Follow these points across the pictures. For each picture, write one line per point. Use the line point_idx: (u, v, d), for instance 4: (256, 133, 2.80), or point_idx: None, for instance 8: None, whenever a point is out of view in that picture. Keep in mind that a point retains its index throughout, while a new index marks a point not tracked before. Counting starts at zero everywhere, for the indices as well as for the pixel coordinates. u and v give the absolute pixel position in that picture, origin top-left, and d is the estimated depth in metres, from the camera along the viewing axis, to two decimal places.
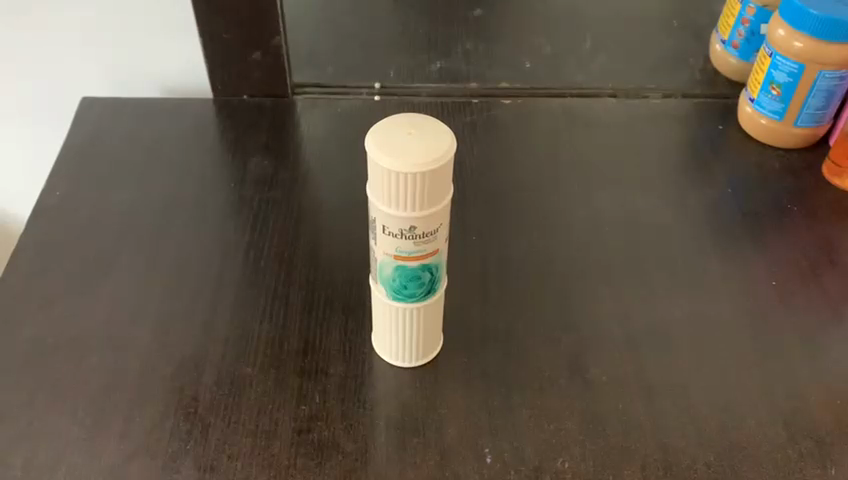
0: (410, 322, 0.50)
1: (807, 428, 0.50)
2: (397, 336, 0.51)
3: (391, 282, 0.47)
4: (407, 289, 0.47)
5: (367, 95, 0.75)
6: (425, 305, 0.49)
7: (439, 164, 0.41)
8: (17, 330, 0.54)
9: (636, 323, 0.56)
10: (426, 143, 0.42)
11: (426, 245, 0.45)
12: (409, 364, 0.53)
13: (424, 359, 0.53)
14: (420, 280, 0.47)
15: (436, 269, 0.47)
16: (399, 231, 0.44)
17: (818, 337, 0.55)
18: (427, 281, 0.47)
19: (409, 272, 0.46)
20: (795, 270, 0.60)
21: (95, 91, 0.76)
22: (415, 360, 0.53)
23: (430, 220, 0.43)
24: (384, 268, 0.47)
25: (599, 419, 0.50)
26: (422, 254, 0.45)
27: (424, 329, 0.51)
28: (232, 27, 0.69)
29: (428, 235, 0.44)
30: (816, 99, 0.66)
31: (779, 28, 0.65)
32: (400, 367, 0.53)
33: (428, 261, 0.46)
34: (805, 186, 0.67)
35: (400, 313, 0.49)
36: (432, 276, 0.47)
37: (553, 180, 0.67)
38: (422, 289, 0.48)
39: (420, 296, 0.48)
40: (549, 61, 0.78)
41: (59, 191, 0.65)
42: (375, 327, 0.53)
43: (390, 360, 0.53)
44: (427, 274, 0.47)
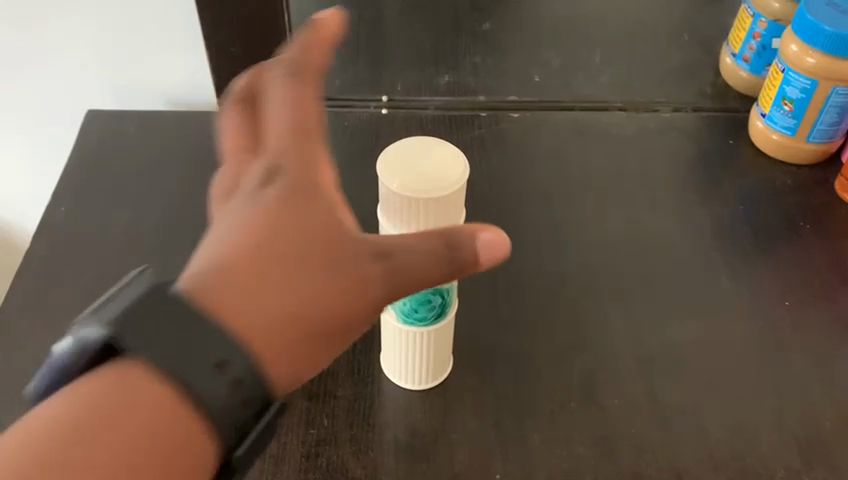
0: (419, 347, 0.50)
1: (822, 454, 0.49)
2: (407, 359, 0.50)
3: (402, 305, 0.47)
4: (418, 312, 0.47)
5: (374, 108, 0.74)
6: (433, 331, 0.48)
7: (449, 190, 0.40)
8: (24, 350, 0.55)
9: (647, 345, 0.55)
10: (438, 167, 0.41)
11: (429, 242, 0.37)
12: (418, 386, 0.52)
13: (434, 381, 0.52)
14: (430, 304, 0.47)
15: (447, 293, 0.47)
16: None
17: (832, 359, 0.55)
18: (438, 305, 0.47)
19: (420, 295, 0.46)
20: (809, 291, 0.59)
21: (97, 103, 0.75)
22: (424, 382, 0.52)
23: None
24: None
25: (613, 445, 0.49)
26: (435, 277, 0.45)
27: (434, 354, 0.50)
28: (240, 41, 0.68)
29: None
30: (829, 114, 0.65)
31: (792, 44, 0.64)
32: (409, 389, 0.52)
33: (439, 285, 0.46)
34: (817, 203, 0.67)
35: (411, 340, 0.49)
36: (442, 300, 0.47)
37: (564, 198, 0.66)
38: (433, 313, 0.48)
39: (431, 320, 0.48)
40: (558, 75, 0.77)
41: (64, 207, 0.65)
42: (383, 349, 0.52)
43: (398, 381, 0.52)
44: (438, 298, 0.47)
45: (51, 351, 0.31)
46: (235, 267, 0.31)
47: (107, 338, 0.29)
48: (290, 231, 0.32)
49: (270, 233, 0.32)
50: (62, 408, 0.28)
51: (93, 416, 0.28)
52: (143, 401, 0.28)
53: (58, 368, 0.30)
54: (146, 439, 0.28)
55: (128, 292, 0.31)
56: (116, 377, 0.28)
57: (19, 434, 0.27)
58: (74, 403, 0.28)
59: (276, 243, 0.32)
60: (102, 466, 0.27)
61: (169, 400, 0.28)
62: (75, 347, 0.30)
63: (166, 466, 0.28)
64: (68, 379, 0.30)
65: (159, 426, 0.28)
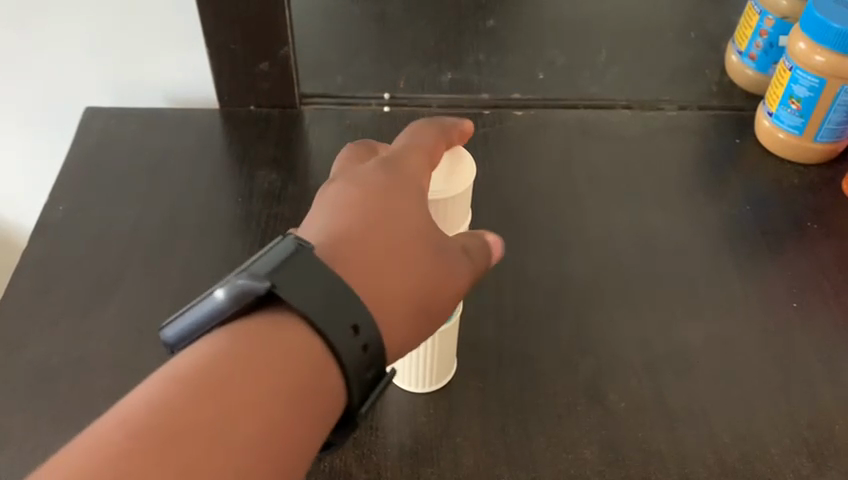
0: (423, 351, 0.49)
1: (831, 458, 0.48)
2: (413, 362, 0.50)
3: None
4: None
5: (376, 105, 0.74)
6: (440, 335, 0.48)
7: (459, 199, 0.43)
8: (20, 351, 0.54)
9: (654, 347, 0.54)
10: (449, 170, 0.42)
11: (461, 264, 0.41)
12: (423, 389, 0.52)
13: (437, 384, 0.52)
14: None
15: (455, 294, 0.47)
16: None
17: (840, 361, 0.54)
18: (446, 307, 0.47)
19: None
20: (817, 292, 0.58)
21: (97, 100, 0.74)
22: (429, 384, 0.51)
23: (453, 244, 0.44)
24: None
25: (619, 448, 0.49)
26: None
27: (438, 359, 0.50)
28: (239, 37, 0.67)
29: None
30: (838, 113, 0.64)
31: (800, 42, 0.63)
32: (414, 392, 0.52)
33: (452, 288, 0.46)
34: (824, 203, 0.66)
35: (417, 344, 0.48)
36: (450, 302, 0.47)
37: (568, 196, 0.65)
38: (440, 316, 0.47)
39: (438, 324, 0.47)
40: (562, 73, 0.77)
41: (62, 206, 0.64)
42: None
43: (401, 384, 0.52)
44: None
45: (207, 297, 0.35)
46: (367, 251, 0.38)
47: (269, 289, 0.33)
48: (404, 223, 0.40)
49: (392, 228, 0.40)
50: (222, 350, 0.33)
51: (246, 359, 0.33)
52: (292, 342, 0.34)
53: (215, 314, 0.35)
54: (290, 383, 0.33)
55: (271, 252, 0.35)
56: (269, 322, 0.34)
57: (185, 368, 0.32)
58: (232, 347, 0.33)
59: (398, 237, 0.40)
60: (257, 399, 0.32)
61: (312, 345, 0.34)
62: (232, 296, 0.34)
63: (304, 408, 0.33)
64: (225, 322, 0.35)
65: (303, 364, 0.34)
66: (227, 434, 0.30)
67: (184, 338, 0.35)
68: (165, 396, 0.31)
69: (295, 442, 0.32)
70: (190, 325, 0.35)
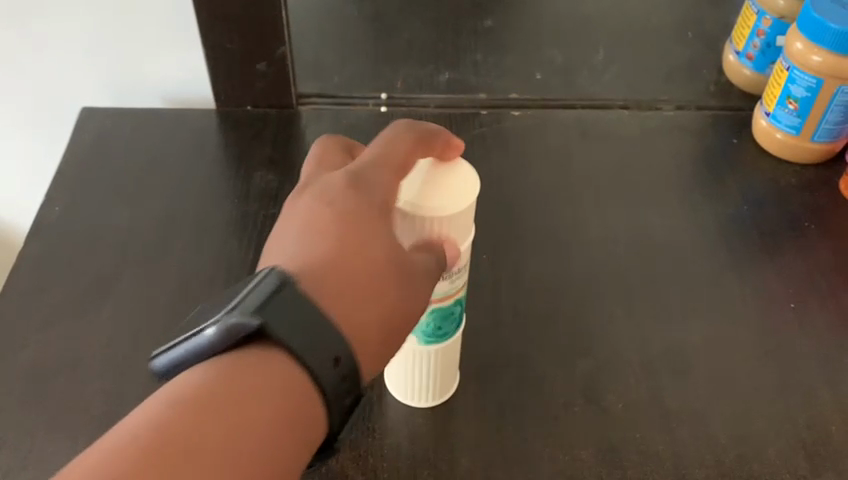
0: (422, 364, 0.48)
1: (829, 458, 0.48)
2: (416, 373, 0.49)
3: (424, 326, 0.46)
4: (440, 329, 0.46)
5: (373, 105, 0.74)
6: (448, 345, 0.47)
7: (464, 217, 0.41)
8: (16, 352, 0.54)
9: (652, 348, 0.54)
10: (446, 184, 0.40)
11: (460, 281, 0.44)
12: (427, 403, 0.51)
13: (440, 398, 0.51)
14: (452, 316, 0.46)
15: (463, 301, 0.46)
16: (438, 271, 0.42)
17: (837, 362, 0.54)
18: (458, 314, 0.46)
19: (443, 311, 0.45)
20: (814, 292, 0.58)
21: (94, 101, 0.74)
22: (432, 398, 0.51)
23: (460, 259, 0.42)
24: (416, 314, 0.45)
25: (617, 449, 0.48)
26: (442, 297, 0.44)
27: (441, 372, 0.49)
28: (237, 37, 0.67)
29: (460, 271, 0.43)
30: (835, 113, 0.64)
31: (798, 42, 0.63)
32: (418, 407, 0.51)
33: (458, 296, 0.45)
34: (822, 203, 0.66)
35: (418, 357, 0.48)
36: (460, 309, 0.46)
37: (566, 197, 0.65)
38: (452, 326, 0.47)
39: (449, 334, 0.47)
40: (560, 73, 0.77)
41: (59, 206, 0.64)
42: (391, 372, 0.50)
43: (404, 399, 0.51)
44: (458, 308, 0.46)
45: (197, 331, 0.35)
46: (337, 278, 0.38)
47: (260, 327, 0.33)
48: (375, 244, 0.39)
49: (363, 249, 0.39)
50: (210, 377, 0.33)
51: (236, 384, 0.33)
52: (278, 369, 0.34)
53: (206, 350, 0.34)
54: (276, 410, 0.33)
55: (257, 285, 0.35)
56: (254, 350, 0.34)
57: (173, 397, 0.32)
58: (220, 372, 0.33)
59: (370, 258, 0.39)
60: (246, 427, 0.32)
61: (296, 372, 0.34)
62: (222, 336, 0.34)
63: (290, 430, 0.33)
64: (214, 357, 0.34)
65: (289, 390, 0.34)
66: (214, 456, 0.30)
67: (174, 367, 0.35)
68: (153, 425, 0.30)
69: (284, 466, 0.32)
70: (181, 357, 0.35)
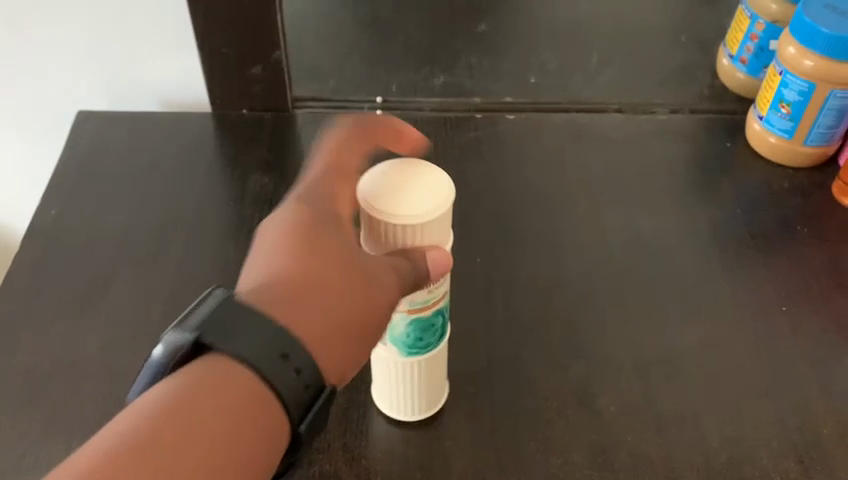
0: (410, 374, 0.48)
1: (820, 461, 0.49)
2: (408, 384, 0.48)
3: (405, 338, 0.45)
4: (421, 340, 0.46)
5: (368, 109, 0.74)
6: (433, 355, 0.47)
7: (431, 217, 0.40)
8: (11, 356, 0.54)
9: (645, 351, 0.54)
10: (417, 195, 0.40)
11: (439, 290, 0.44)
12: (417, 416, 0.50)
13: (431, 410, 0.50)
14: (433, 328, 0.46)
15: (445, 312, 0.46)
16: None
17: (829, 365, 0.54)
18: (439, 326, 0.46)
19: (424, 322, 0.45)
20: (807, 295, 0.59)
21: (90, 105, 0.74)
22: (423, 410, 0.50)
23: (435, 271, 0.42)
24: (396, 327, 0.45)
25: (608, 452, 0.49)
26: (422, 306, 0.44)
27: (429, 381, 0.49)
28: (232, 41, 0.67)
29: (439, 282, 0.43)
30: (827, 117, 0.65)
31: (790, 46, 0.63)
32: (410, 422, 0.50)
33: (439, 306, 0.45)
34: (815, 206, 0.66)
35: (402, 368, 0.47)
36: (443, 321, 0.46)
37: (559, 200, 0.65)
38: (435, 336, 0.46)
39: (432, 345, 0.46)
40: (554, 76, 0.77)
41: (54, 209, 0.64)
42: (380, 387, 0.50)
43: (395, 414, 0.50)
44: (440, 319, 0.46)
45: (149, 356, 0.38)
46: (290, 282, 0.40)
47: (195, 339, 0.36)
48: (327, 249, 0.41)
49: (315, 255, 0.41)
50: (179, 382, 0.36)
51: (201, 386, 0.35)
52: (231, 374, 0.36)
53: (157, 370, 0.37)
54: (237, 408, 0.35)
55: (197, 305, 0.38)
56: (206, 361, 0.36)
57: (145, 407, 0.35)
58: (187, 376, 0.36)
59: (322, 260, 0.41)
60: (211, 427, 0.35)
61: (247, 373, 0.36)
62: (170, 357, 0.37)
63: (255, 427, 0.35)
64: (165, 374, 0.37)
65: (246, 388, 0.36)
66: (181, 458, 0.33)
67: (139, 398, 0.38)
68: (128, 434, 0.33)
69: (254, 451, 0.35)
70: (141, 385, 0.38)
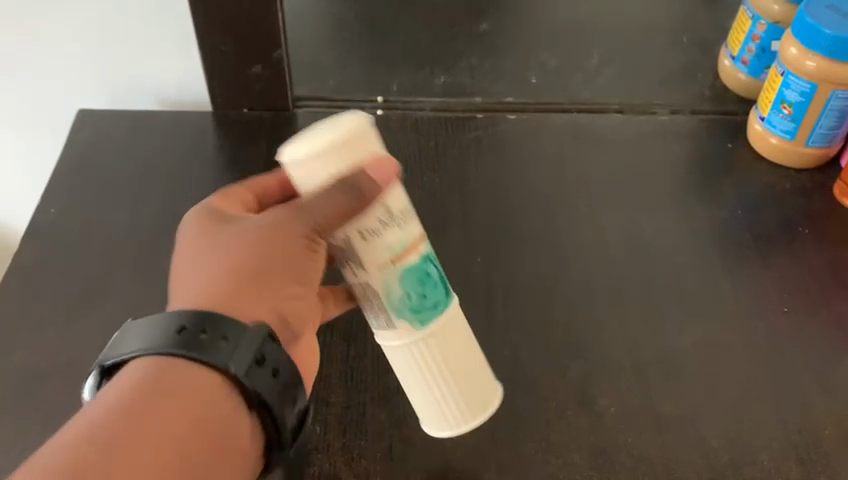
0: (443, 356, 0.46)
1: (821, 464, 0.48)
2: (443, 378, 0.46)
3: (407, 300, 0.43)
4: (426, 297, 0.44)
5: (369, 109, 0.73)
6: (448, 320, 0.46)
7: (337, 136, 0.39)
8: (9, 354, 0.54)
9: (645, 352, 0.54)
10: (325, 129, 0.40)
11: (412, 228, 0.43)
12: (475, 419, 0.48)
13: (485, 408, 0.48)
14: (431, 278, 0.44)
15: (433, 260, 0.45)
16: (382, 222, 0.41)
17: (830, 366, 0.54)
18: (436, 276, 0.45)
19: (417, 271, 0.43)
20: (808, 296, 0.59)
21: (89, 103, 0.74)
22: (475, 410, 0.48)
23: (396, 201, 0.42)
24: (393, 289, 0.43)
25: (608, 454, 0.49)
26: (404, 251, 0.42)
27: (462, 367, 0.47)
28: (232, 40, 0.67)
29: (403, 213, 0.42)
30: (829, 118, 0.64)
31: (792, 47, 0.63)
32: (469, 427, 0.48)
33: (423, 249, 0.44)
34: (816, 207, 0.66)
35: (427, 353, 0.45)
36: (437, 272, 0.45)
37: (559, 199, 0.65)
38: (438, 291, 0.45)
39: (438, 303, 0.45)
40: (555, 77, 0.77)
41: (54, 208, 0.64)
42: (423, 402, 0.47)
43: (451, 428, 0.48)
44: (432, 267, 0.44)
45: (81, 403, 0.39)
46: (194, 287, 0.40)
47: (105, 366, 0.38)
48: (228, 245, 0.42)
49: (216, 254, 0.42)
50: (134, 377, 0.36)
51: (168, 382, 0.36)
52: (185, 373, 0.36)
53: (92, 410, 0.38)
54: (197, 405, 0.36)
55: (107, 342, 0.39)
56: (157, 363, 0.36)
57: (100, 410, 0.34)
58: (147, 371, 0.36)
59: (226, 253, 0.41)
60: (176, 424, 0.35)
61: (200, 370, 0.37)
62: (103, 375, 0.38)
63: (224, 412, 0.37)
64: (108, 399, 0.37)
65: (203, 386, 0.36)
66: (164, 452, 0.34)
67: None
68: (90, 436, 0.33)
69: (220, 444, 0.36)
70: None
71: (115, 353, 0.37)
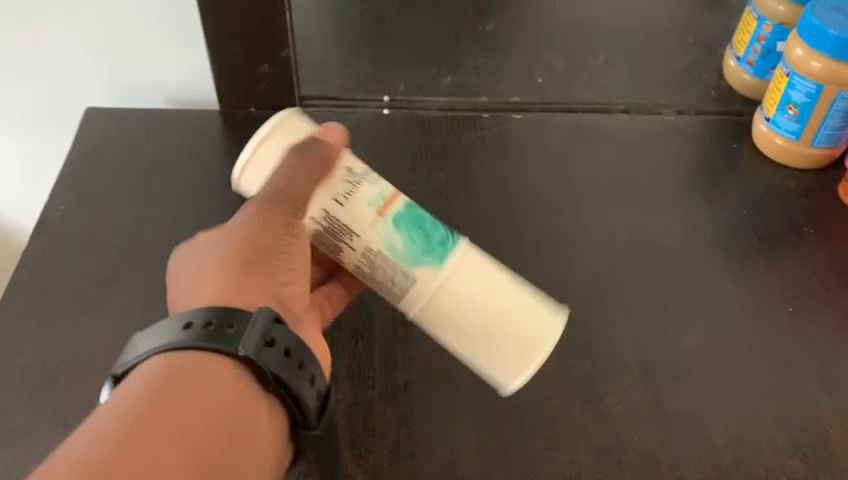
0: (479, 296, 0.47)
1: (826, 463, 0.49)
2: (491, 315, 0.47)
3: (414, 244, 0.47)
4: (430, 237, 0.48)
5: (375, 108, 0.73)
6: (463, 252, 0.48)
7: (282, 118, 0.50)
8: (19, 350, 0.54)
9: (651, 351, 0.54)
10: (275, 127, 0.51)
11: (383, 184, 0.49)
12: (546, 346, 0.47)
13: (553, 331, 0.48)
14: (423, 219, 0.48)
15: (421, 207, 0.49)
16: (349, 184, 0.48)
17: (834, 366, 0.54)
18: (431, 218, 0.49)
19: (407, 216, 0.48)
20: (812, 296, 0.59)
21: (95, 101, 0.74)
22: (543, 337, 0.47)
23: (351, 162, 0.49)
24: (395, 240, 0.47)
25: (614, 452, 0.49)
26: (386, 202, 0.48)
27: (506, 301, 0.47)
28: (240, 39, 0.67)
29: (366, 172, 0.49)
30: (834, 119, 0.65)
31: (798, 47, 0.63)
32: (543, 358, 0.47)
33: (403, 199, 0.49)
34: (820, 207, 0.66)
35: (461, 296, 0.47)
36: (433, 217, 0.49)
37: (565, 199, 0.66)
38: (440, 230, 0.48)
39: (445, 238, 0.48)
40: (561, 77, 0.77)
41: (62, 206, 0.64)
42: (487, 353, 0.48)
43: (524, 367, 0.47)
44: (422, 212, 0.49)
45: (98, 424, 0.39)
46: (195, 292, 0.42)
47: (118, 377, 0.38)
48: (221, 249, 0.43)
49: (212, 259, 0.43)
50: (147, 374, 0.36)
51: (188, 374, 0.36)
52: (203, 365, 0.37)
53: None
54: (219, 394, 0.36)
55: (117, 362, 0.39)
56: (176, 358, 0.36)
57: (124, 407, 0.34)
58: (155, 369, 0.36)
59: (222, 256, 0.43)
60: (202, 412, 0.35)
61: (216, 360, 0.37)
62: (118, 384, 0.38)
63: (242, 395, 0.37)
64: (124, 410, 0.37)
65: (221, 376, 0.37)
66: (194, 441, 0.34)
67: None
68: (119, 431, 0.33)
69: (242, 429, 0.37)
70: None
71: (126, 361, 0.38)
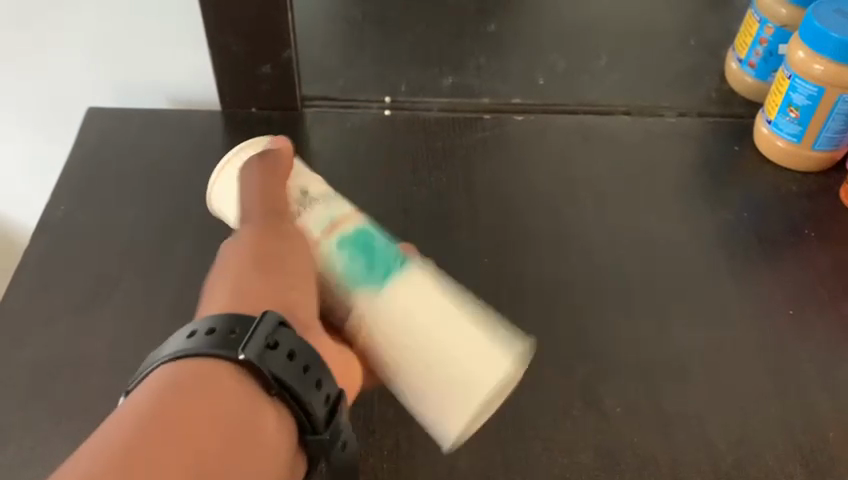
0: (413, 335, 0.45)
1: (826, 466, 0.49)
2: (422, 360, 0.45)
3: (353, 265, 0.47)
4: (373, 259, 0.47)
5: (377, 109, 0.74)
6: (408, 276, 0.47)
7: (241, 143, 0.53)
8: (19, 350, 0.54)
9: (651, 353, 0.54)
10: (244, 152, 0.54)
11: (338, 206, 0.50)
12: (480, 392, 0.44)
13: (492, 375, 0.44)
14: (371, 242, 0.48)
15: (374, 230, 0.49)
16: (299, 204, 0.50)
17: (835, 369, 0.54)
18: (380, 242, 0.48)
19: (353, 238, 0.48)
20: (813, 299, 0.59)
21: (97, 101, 0.74)
22: (476, 377, 0.44)
23: (307, 182, 0.51)
24: (335, 261, 0.47)
25: (614, 454, 0.49)
26: (334, 223, 0.49)
27: (437, 340, 0.45)
28: (242, 40, 0.67)
29: (323, 195, 0.50)
30: (836, 122, 0.65)
31: (800, 50, 0.63)
32: (475, 406, 0.44)
33: (357, 221, 0.49)
34: (821, 210, 0.66)
35: (394, 335, 0.45)
36: (384, 240, 0.49)
37: (566, 201, 0.66)
38: (388, 254, 0.48)
39: (390, 261, 0.47)
40: (563, 78, 0.77)
41: (63, 206, 0.64)
42: (421, 398, 0.45)
43: (450, 419, 0.45)
44: (373, 235, 0.49)
45: None
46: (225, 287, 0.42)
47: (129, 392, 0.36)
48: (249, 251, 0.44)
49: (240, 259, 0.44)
50: (153, 384, 0.35)
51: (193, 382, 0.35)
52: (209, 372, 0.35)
53: None
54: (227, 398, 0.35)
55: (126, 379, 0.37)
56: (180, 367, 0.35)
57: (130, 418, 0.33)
58: (161, 380, 0.35)
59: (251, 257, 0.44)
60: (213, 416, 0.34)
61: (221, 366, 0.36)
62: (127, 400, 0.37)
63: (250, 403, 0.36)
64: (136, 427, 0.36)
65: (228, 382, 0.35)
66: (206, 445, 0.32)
67: None
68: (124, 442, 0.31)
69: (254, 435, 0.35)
70: None
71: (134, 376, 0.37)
